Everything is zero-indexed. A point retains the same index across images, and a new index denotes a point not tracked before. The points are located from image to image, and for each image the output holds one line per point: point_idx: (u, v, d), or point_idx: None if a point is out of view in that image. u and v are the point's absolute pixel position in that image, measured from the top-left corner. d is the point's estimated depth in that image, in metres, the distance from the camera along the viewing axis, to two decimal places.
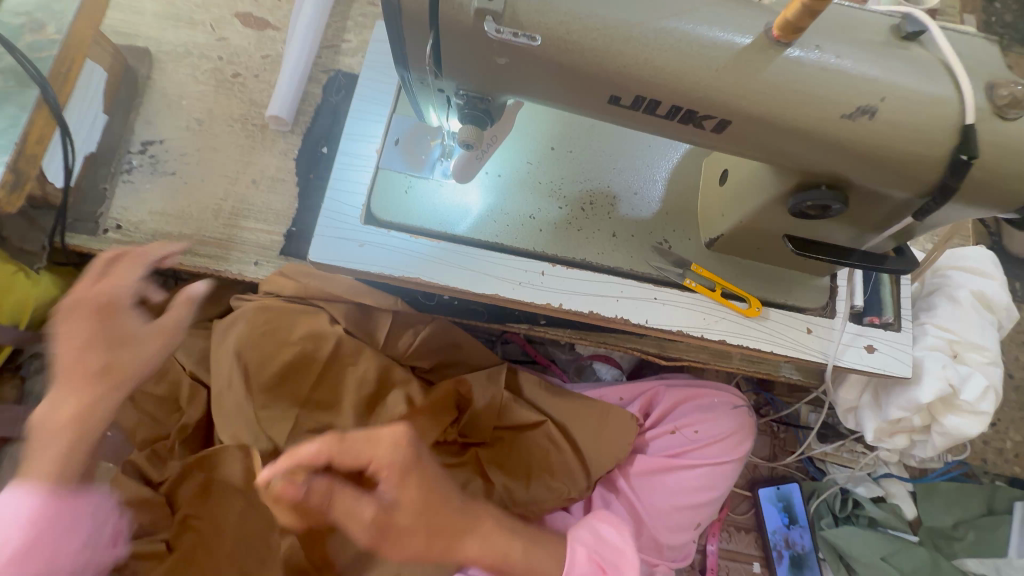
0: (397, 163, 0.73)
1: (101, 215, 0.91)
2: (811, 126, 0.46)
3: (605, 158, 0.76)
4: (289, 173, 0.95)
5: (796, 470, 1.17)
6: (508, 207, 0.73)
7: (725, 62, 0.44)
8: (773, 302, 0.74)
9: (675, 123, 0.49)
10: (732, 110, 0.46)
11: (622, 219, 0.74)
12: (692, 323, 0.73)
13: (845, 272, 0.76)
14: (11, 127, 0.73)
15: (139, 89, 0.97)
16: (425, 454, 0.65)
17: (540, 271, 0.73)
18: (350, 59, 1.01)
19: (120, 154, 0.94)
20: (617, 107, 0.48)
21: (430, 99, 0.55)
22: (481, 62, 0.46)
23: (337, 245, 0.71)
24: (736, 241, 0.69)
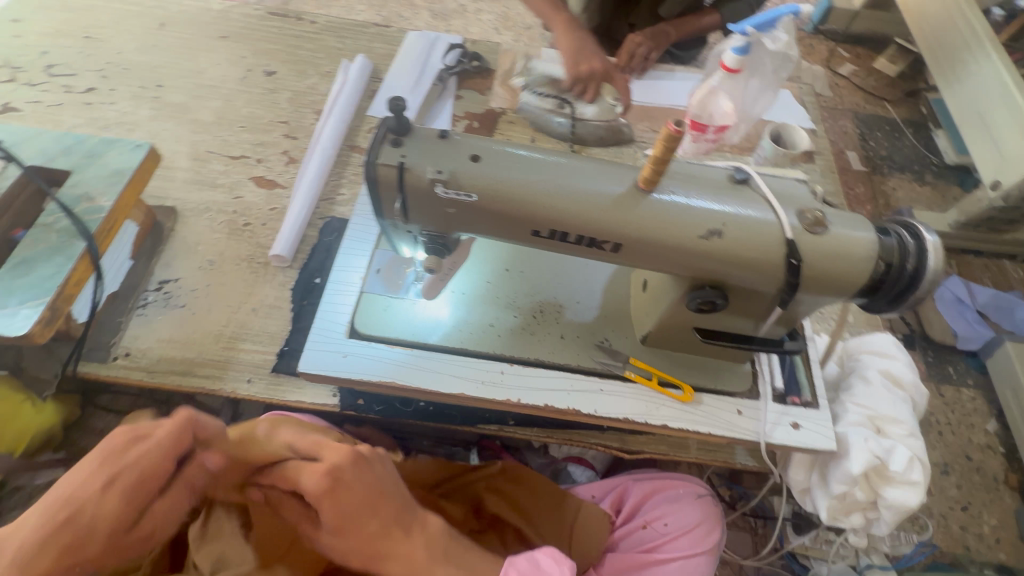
0: (378, 287, 0.88)
1: (112, 344, 1.01)
2: (681, 244, 0.63)
3: (550, 275, 0.92)
4: (285, 301, 1.10)
5: (781, 568, 1.15)
6: (472, 318, 0.87)
7: (609, 204, 0.61)
8: (705, 388, 0.85)
9: (584, 246, 0.65)
10: (621, 235, 0.62)
11: (568, 323, 0.88)
12: (636, 410, 0.82)
13: (763, 358, 0.88)
14: (57, 273, 0.87)
15: (162, 238, 1.15)
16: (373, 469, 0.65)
17: (500, 370, 0.84)
18: (343, 208, 1.23)
19: (138, 292, 1.07)
20: (539, 237, 0.64)
21: (402, 238, 0.72)
22: (436, 211, 0.63)
23: (324, 357, 0.82)
24: (662, 336, 0.82)
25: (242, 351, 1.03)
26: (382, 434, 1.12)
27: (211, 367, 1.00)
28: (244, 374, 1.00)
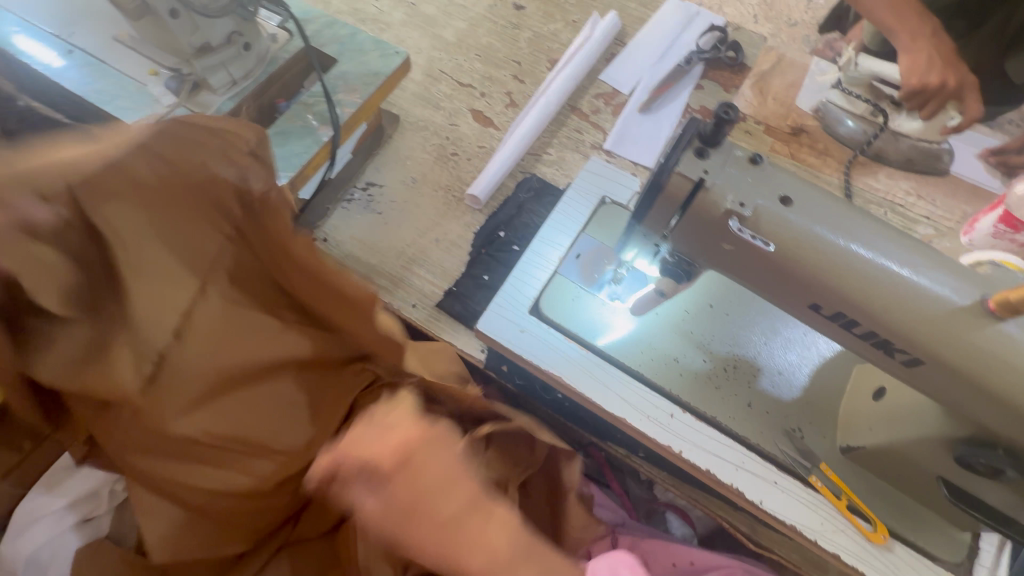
0: (573, 274, 0.83)
1: (316, 227, 1.10)
2: (1006, 394, 0.48)
3: (756, 332, 0.81)
4: (466, 242, 1.11)
5: None
6: (656, 344, 0.80)
7: (936, 314, 0.48)
8: (902, 537, 0.70)
9: (866, 344, 0.53)
10: (929, 353, 0.49)
11: (760, 393, 0.77)
12: (808, 523, 0.70)
13: (992, 539, 0.70)
14: (304, 153, 0.94)
15: (380, 142, 1.21)
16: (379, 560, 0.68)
17: (670, 412, 0.76)
18: (545, 168, 1.19)
19: (347, 187, 1.15)
20: (814, 312, 0.54)
21: (641, 244, 0.62)
22: (709, 243, 0.54)
23: (502, 325, 0.81)
24: (879, 459, 0.68)
25: (416, 275, 1.06)
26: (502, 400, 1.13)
27: (388, 280, 1.06)
28: (411, 298, 1.04)
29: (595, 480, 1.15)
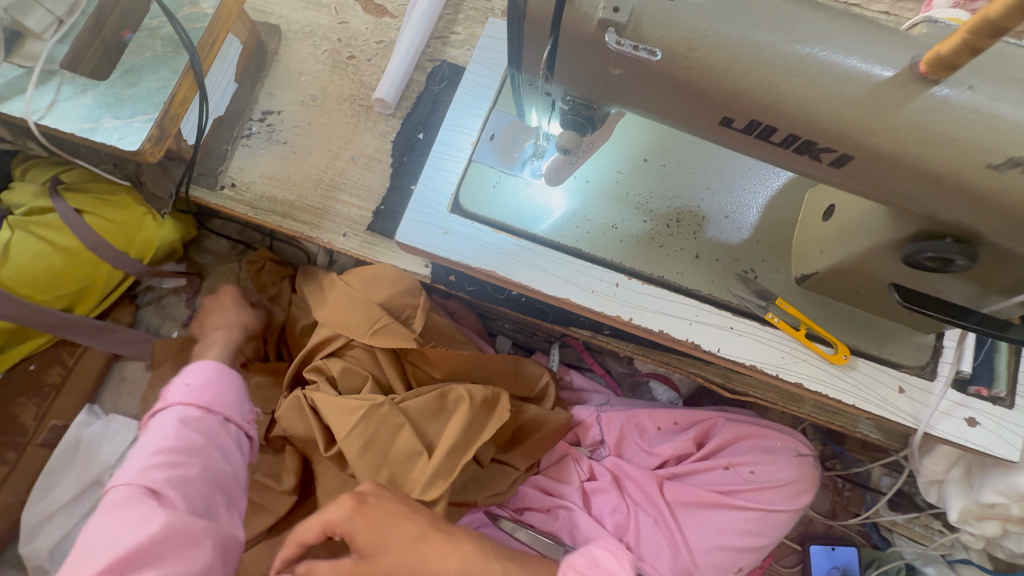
0: (489, 158, 0.74)
1: (220, 173, 0.99)
2: (946, 172, 0.42)
3: (699, 178, 0.73)
4: (386, 154, 1.00)
5: (856, 533, 1.07)
6: (591, 215, 0.72)
7: (857, 95, 0.41)
8: (865, 353, 0.68)
9: (788, 152, 0.46)
10: (856, 144, 0.43)
11: (708, 241, 0.71)
12: (767, 360, 0.69)
13: (954, 334, 0.68)
14: (163, 88, 0.82)
15: (267, 61, 1.05)
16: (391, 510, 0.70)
17: (615, 282, 0.72)
18: (456, 50, 1.04)
19: (243, 120, 1.02)
20: (728, 129, 0.46)
21: (536, 101, 0.56)
22: (596, 72, 0.46)
23: (423, 230, 0.74)
24: (835, 281, 0.64)
25: (340, 202, 0.97)
26: (467, 312, 1.09)
27: (310, 214, 0.96)
28: (340, 227, 0.96)
29: (577, 367, 1.15)
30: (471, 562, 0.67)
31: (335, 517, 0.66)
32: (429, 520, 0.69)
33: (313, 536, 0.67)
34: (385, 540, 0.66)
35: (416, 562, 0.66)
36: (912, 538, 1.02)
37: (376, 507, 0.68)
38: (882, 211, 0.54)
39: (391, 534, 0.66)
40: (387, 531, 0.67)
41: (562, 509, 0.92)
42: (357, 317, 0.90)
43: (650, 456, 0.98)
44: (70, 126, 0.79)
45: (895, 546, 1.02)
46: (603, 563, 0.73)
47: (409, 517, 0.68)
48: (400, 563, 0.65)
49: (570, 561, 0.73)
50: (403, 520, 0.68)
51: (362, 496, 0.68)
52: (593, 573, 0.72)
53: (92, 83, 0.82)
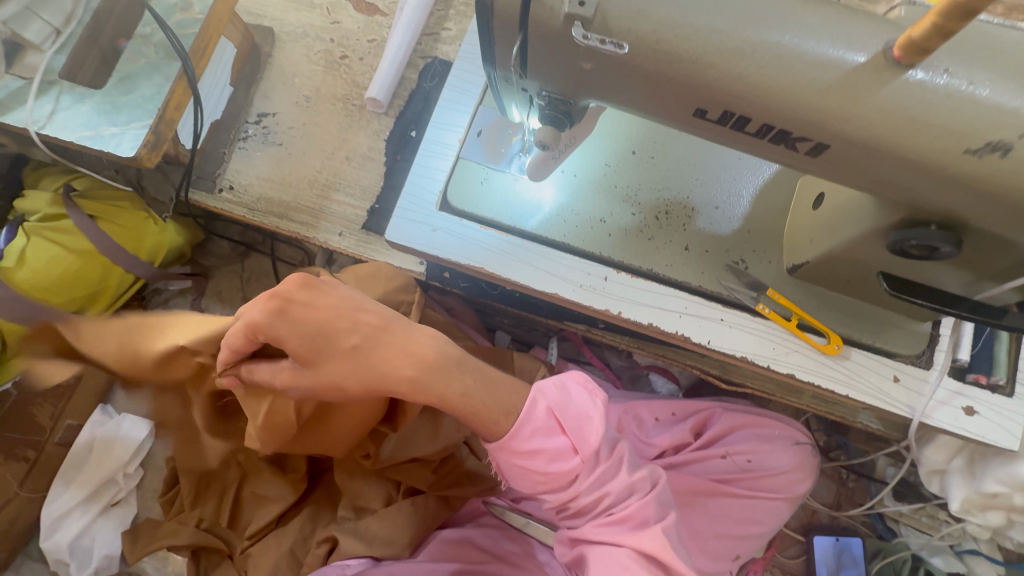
0: (477, 154, 0.74)
1: (218, 176, 1.01)
2: (924, 160, 0.41)
3: (687, 168, 0.72)
4: (379, 153, 1.01)
5: (861, 524, 1.06)
6: (579, 209, 0.72)
7: (830, 82, 0.40)
8: (858, 342, 0.67)
9: (765, 143, 0.46)
10: (831, 133, 0.42)
11: (697, 233, 0.71)
12: (759, 351, 0.69)
13: (950, 322, 0.67)
14: (157, 94, 0.84)
15: (261, 63, 1.06)
16: (326, 301, 0.56)
17: (604, 276, 0.72)
18: (447, 46, 1.04)
19: (239, 123, 1.03)
20: (703, 120, 0.46)
21: (514, 97, 0.56)
22: (567, 67, 0.46)
23: (412, 228, 0.75)
24: (826, 270, 0.63)
25: (335, 202, 0.98)
26: (464, 308, 1.09)
27: (306, 214, 0.98)
28: (335, 227, 0.97)
29: (576, 361, 1.15)
30: (422, 349, 0.57)
31: (255, 318, 0.53)
32: (379, 324, 0.57)
33: (242, 342, 0.55)
34: (319, 347, 0.54)
35: (373, 366, 0.55)
36: (918, 529, 1.01)
37: (320, 304, 0.55)
38: (868, 198, 0.53)
39: (327, 340, 0.54)
40: (327, 336, 0.54)
41: None
42: None
43: (648, 446, 0.96)
44: (69, 135, 0.81)
45: (900, 536, 1.02)
46: (577, 400, 0.63)
47: (357, 319, 0.56)
48: (346, 371, 0.54)
49: (543, 391, 0.62)
50: (347, 324, 0.55)
51: (284, 298, 0.54)
52: (564, 409, 0.61)
53: (89, 92, 0.84)
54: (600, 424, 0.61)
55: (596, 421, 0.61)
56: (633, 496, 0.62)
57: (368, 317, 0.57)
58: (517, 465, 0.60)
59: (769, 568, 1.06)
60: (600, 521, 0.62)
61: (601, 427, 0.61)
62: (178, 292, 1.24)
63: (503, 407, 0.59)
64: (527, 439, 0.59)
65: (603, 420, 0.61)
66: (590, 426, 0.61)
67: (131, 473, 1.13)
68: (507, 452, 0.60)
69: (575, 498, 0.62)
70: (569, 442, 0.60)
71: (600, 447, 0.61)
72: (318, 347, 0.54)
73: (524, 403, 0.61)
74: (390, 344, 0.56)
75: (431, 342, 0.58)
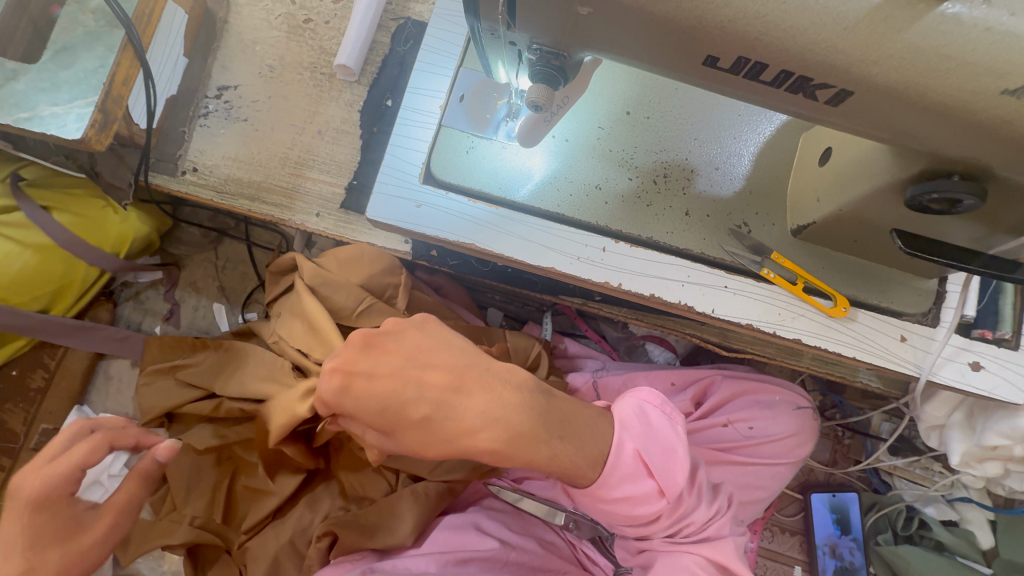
0: (460, 120, 0.69)
1: (179, 157, 0.93)
2: (954, 104, 0.38)
3: (685, 128, 0.68)
4: (354, 126, 0.94)
5: (857, 479, 1.08)
6: (573, 176, 0.68)
7: (856, 19, 0.36)
8: (865, 303, 0.65)
9: (780, 92, 0.42)
10: (855, 77, 0.38)
11: (698, 197, 0.67)
12: (764, 317, 0.66)
13: (958, 278, 0.65)
14: (100, 67, 0.76)
15: (217, 31, 0.97)
16: (387, 364, 0.56)
17: (602, 247, 0.68)
18: (420, 6, 0.96)
19: (198, 98, 0.95)
20: (712, 69, 0.42)
21: (500, 53, 0.50)
22: (561, 12, 0.42)
23: (395, 204, 0.70)
24: (831, 230, 0.61)
25: (309, 180, 0.92)
26: (454, 287, 1.05)
27: (279, 195, 0.91)
28: (312, 207, 0.91)
29: (571, 335, 1.13)
30: (505, 414, 0.55)
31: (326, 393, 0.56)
32: (446, 384, 0.56)
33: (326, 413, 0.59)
34: (394, 420, 0.55)
35: (445, 431, 0.55)
36: (912, 481, 1.03)
37: (380, 370, 0.56)
38: (883, 150, 0.50)
39: (402, 413, 0.55)
40: (396, 408, 0.55)
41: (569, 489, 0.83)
42: (337, 302, 0.86)
43: None
44: (5, 116, 0.73)
45: (895, 488, 1.04)
46: (661, 432, 0.60)
47: (422, 383, 0.56)
48: (423, 439, 0.56)
49: (627, 429, 0.60)
50: (412, 393, 0.55)
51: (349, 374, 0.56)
52: (649, 446, 0.59)
53: (22, 67, 0.75)
54: (686, 463, 0.59)
55: (682, 459, 0.59)
56: (711, 520, 0.64)
57: (434, 377, 0.56)
58: (600, 506, 0.61)
59: (768, 526, 1.08)
60: (680, 544, 0.64)
61: (686, 465, 0.59)
62: (149, 284, 1.17)
63: (589, 457, 0.58)
64: (613, 484, 0.59)
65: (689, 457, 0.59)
66: (675, 463, 0.59)
67: (114, 475, 1.09)
68: (593, 495, 0.60)
69: (652, 532, 0.64)
70: (655, 481, 0.60)
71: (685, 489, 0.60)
72: (393, 420, 0.55)
73: (609, 447, 0.59)
74: (462, 405, 0.56)
75: (511, 404, 0.56)
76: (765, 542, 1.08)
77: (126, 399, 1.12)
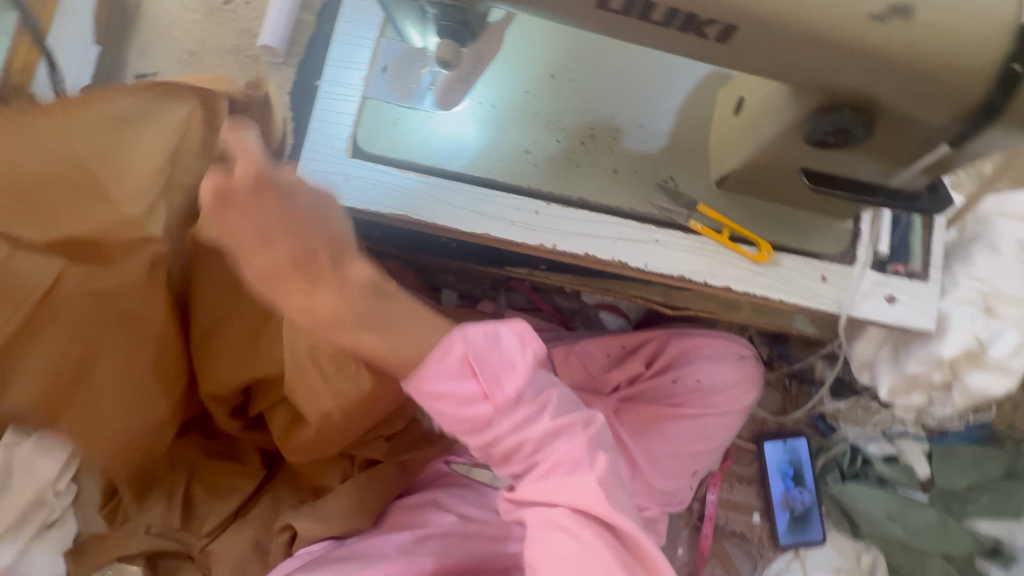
0: (384, 91, 0.68)
1: None
2: (831, 32, 0.39)
3: (609, 88, 0.69)
4: (284, 108, 0.91)
5: (806, 426, 1.14)
6: (502, 141, 0.68)
7: None
8: (788, 247, 0.68)
9: (675, 32, 0.43)
10: (739, 10, 0.39)
11: (625, 154, 0.68)
12: (694, 268, 0.69)
13: (869, 215, 0.69)
14: None
15: (129, 16, 0.92)
16: (273, 206, 0.46)
17: (534, 210, 0.69)
18: None
19: (115, 88, 0.90)
20: (607, 12, 0.42)
21: (406, 13, 0.50)
22: None
23: (323, 180, 0.68)
24: (749, 178, 0.63)
25: None
26: (404, 269, 1.04)
27: None
28: None
29: (527, 310, 1.14)
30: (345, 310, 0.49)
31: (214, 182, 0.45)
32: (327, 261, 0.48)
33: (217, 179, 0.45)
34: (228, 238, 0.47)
35: (294, 302, 0.48)
36: (854, 421, 1.08)
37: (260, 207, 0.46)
38: (785, 92, 0.51)
39: (250, 239, 0.46)
40: (259, 239, 0.46)
41: None
42: None
43: (603, 383, 0.98)
44: None
45: (839, 430, 1.10)
46: (506, 347, 0.57)
47: (275, 257, 0.46)
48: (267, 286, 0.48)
49: (467, 334, 0.55)
50: (272, 251, 0.46)
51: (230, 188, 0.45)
52: (481, 352, 0.55)
53: None
54: (524, 375, 0.56)
55: (517, 366, 0.56)
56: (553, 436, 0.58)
57: (279, 250, 0.46)
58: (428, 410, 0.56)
59: (726, 478, 1.13)
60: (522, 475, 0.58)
61: (523, 375, 0.56)
62: None
63: (402, 348, 0.52)
64: (431, 383, 0.54)
65: (529, 373, 0.57)
66: (509, 372, 0.56)
67: None
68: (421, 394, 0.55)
69: (493, 441, 0.57)
70: (479, 383, 0.56)
71: (519, 396, 0.56)
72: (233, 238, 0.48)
73: (438, 343, 0.54)
74: (316, 292, 0.48)
75: (354, 307, 0.49)
76: (725, 493, 1.12)
77: None
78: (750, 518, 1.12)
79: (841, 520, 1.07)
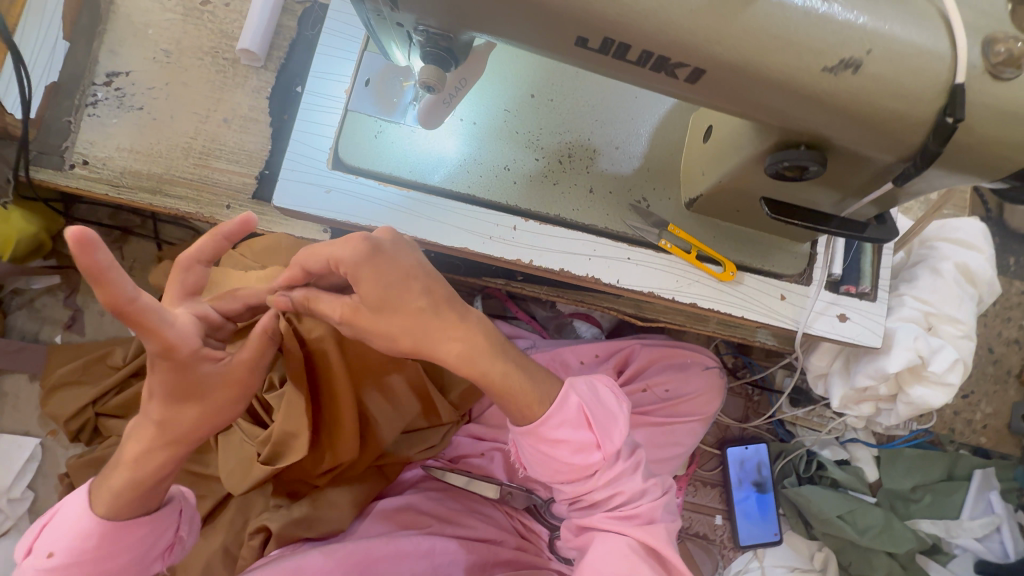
0: (366, 104, 0.69)
1: (66, 150, 0.86)
2: (790, 78, 0.43)
3: (586, 110, 0.72)
4: (262, 113, 0.91)
5: (766, 432, 1.20)
6: (483, 158, 0.70)
7: (702, 4, 0.40)
8: (750, 267, 0.72)
9: (648, 71, 0.45)
10: (706, 56, 0.42)
11: (601, 174, 0.71)
12: (664, 285, 0.72)
13: (825, 240, 0.74)
14: None
15: (101, 13, 0.90)
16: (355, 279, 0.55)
17: (512, 226, 0.71)
18: None
19: (84, 86, 0.88)
20: (586, 50, 0.45)
21: (391, 35, 0.51)
22: None
23: (304, 191, 0.69)
24: (716, 202, 0.66)
25: (216, 171, 0.88)
26: None
27: (184, 186, 0.87)
28: (221, 199, 0.87)
29: (503, 317, 1.16)
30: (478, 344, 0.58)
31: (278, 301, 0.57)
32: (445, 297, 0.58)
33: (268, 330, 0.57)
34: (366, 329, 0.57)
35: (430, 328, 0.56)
36: (811, 429, 1.15)
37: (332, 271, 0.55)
38: (750, 126, 0.55)
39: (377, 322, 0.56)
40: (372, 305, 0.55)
41: (497, 451, 0.94)
42: None
43: None
44: None
45: (797, 437, 1.16)
46: (606, 401, 0.64)
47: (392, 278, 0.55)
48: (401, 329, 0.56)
49: (574, 385, 0.63)
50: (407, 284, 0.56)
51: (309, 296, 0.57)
52: (592, 403, 0.62)
53: None
54: (625, 427, 0.62)
55: (617, 415, 0.63)
56: (642, 496, 0.64)
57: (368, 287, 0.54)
58: (540, 451, 0.61)
59: (692, 482, 1.18)
60: (616, 521, 0.63)
61: (624, 428, 0.62)
62: (45, 290, 1.08)
63: (540, 392, 0.60)
64: (553, 425, 0.59)
65: (628, 426, 0.63)
66: (615, 424, 0.62)
67: (16, 498, 1.01)
68: (535, 438, 0.60)
69: (590, 492, 0.62)
70: (593, 434, 0.61)
71: (622, 449, 0.62)
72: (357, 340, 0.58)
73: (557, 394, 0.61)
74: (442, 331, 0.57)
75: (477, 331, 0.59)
76: (690, 497, 1.18)
77: (29, 414, 1.05)
78: (713, 520, 1.17)
79: (796, 520, 1.12)
